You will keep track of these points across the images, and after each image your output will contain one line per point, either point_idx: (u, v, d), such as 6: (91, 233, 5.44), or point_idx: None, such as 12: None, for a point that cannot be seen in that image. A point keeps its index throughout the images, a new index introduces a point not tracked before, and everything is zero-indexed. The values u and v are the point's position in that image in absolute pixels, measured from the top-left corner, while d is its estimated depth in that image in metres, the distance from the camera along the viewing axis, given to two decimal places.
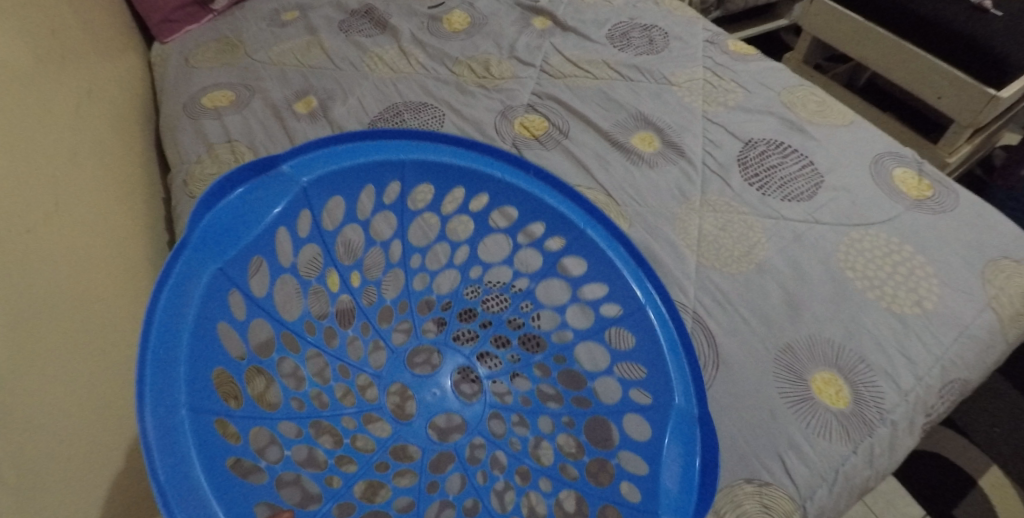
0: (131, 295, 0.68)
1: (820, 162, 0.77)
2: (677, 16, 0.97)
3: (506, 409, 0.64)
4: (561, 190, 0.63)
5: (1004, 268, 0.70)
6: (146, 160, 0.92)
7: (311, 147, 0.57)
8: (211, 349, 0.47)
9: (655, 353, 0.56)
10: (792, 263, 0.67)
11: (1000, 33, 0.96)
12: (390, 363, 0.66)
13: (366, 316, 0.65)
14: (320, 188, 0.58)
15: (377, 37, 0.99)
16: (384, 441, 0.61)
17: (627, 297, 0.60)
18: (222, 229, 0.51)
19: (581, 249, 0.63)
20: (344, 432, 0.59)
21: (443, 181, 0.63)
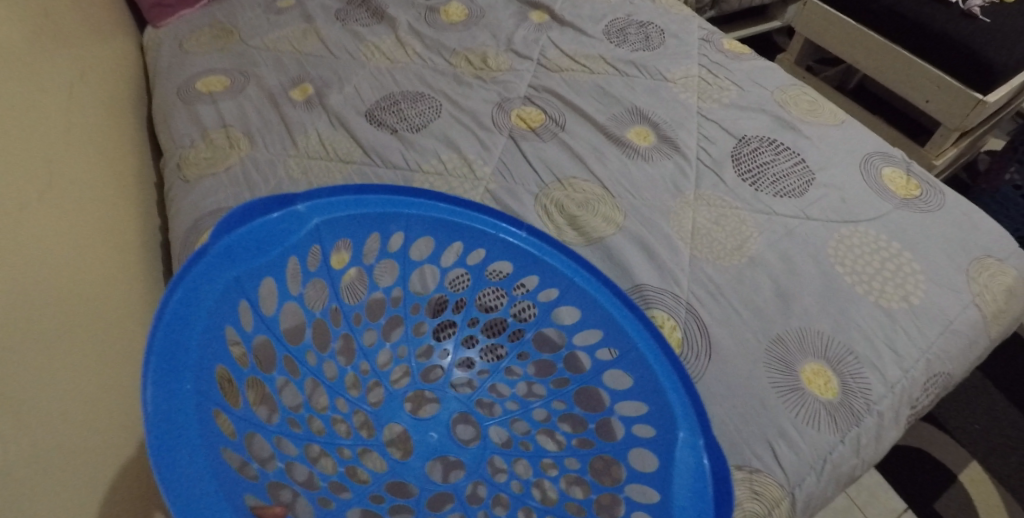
0: (123, 278, 0.68)
1: (812, 160, 0.78)
2: (673, 13, 0.98)
3: (506, 454, 0.60)
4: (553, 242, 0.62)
5: (987, 267, 0.72)
6: (138, 144, 0.91)
7: (323, 193, 0.58)
8: (218, 351, 0.48)
9: (650, 395, 0.54)
10: (784, 257, 0.68)
11: (988, 38, 0.99)
12: (387, 403, 0.63)
13: (366, 357, 0.62)
14: (327, 230, 0.58)
15: (374, 27, 0.99)
16: (381, 476, 0.57)
17: (621, 345, 0.58)
18: (235, 251, 0.52)
19: (573, 297, 0.61)
20: (339, 461, 0.56)
21: (443, 235, 0.62)
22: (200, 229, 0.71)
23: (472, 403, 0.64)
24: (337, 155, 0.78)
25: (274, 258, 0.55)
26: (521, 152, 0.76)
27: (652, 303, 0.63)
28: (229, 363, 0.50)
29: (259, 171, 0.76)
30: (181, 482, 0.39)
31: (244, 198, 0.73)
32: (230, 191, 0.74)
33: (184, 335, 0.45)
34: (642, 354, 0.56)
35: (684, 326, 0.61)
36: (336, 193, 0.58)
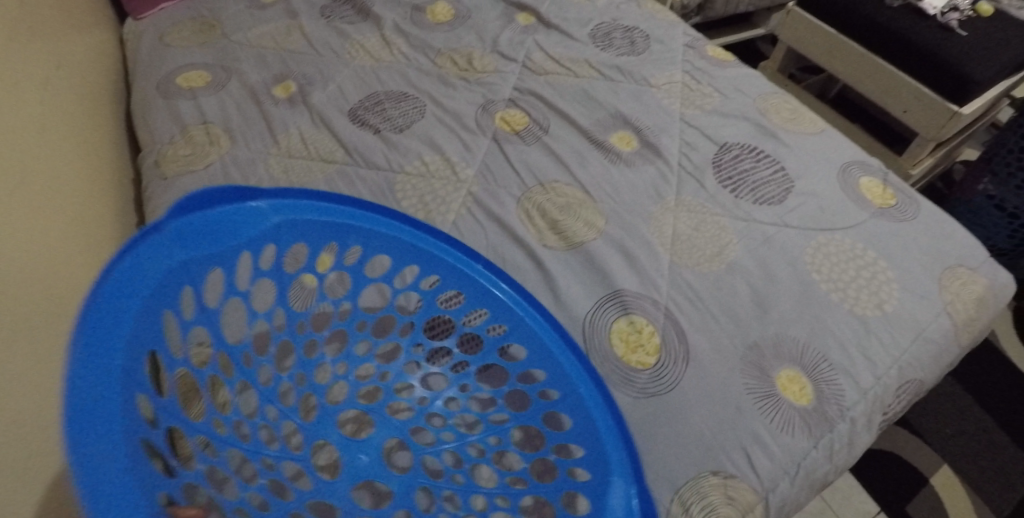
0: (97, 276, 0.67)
1: (791, 168, 0.79)
2: (658, 19, 0.99)
3: (436, 487, 0.55)
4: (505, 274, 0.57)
5: (959, 276, 0.74)
6: (115, 139, 0.89)
7: (296, 193, 0.54)
8: (152, 336, 0.44)
9: (588, 438, 0.50)
10: (762, 264, 0.69)
11: (964, 52, 1.02)
12: (320, 417, 0.58)
13: (304, 367, 0.58)
14: (288, 229, 0.54)
15: (359, 25, 0.98)
16: (304, 494, 0.52)
17: (563, 387, 0.53)
18: (190, 235, 0.49)
19: (519, 331, 0.56)
20: (260, 473, 0.51)
21: (402, 255, 0.57)
22: None
23: (406, 429, 0.59)
24: (318, 155, 0.77)
25: (225, 249, 0.51)
26: (504, 154, 0.75)
27: (631, 309, 0.63)
28: (161, 350, 0.45)
29: (240, 169, 0.76)
30: (99, 462, 0.35)
31: None
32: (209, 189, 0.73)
33: (117, 309, 0.41)
34: (583, 396, 0.52)
35: (663, 332, 0.62)
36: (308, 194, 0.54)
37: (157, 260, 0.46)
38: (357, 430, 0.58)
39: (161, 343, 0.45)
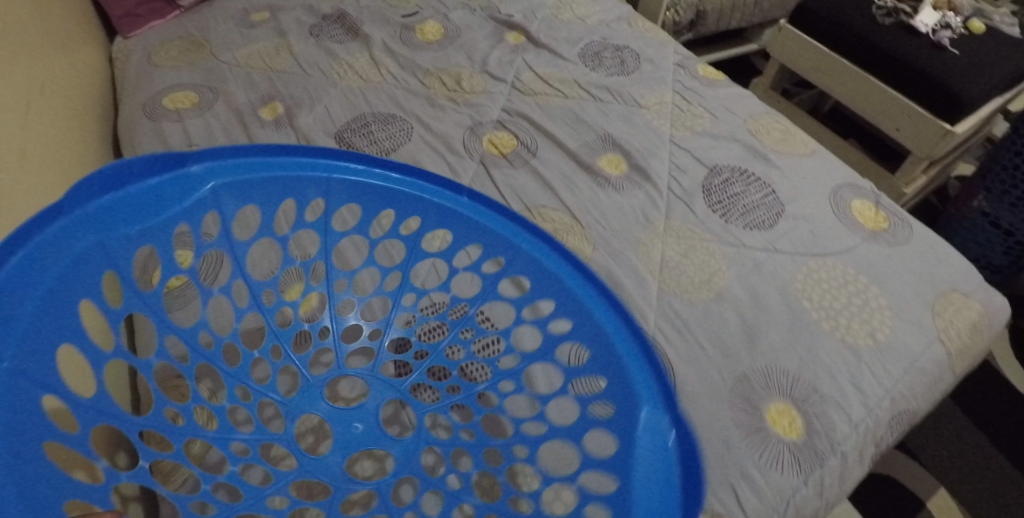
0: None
1: (782, 191, 0.78)
2: (649, 37, 0.98)
3: (444, 444, 0.58)
4: (505, 214, 0.59)
5: (952, 302, 0.73)
6: (101, 160, 0.89)
7: (228, 155, 0.54)
8: (65, 321, 0.43)
9: (604, 372, 0.52)
10: (751, 291, 0.68)
11: (956, 71, 1.02)
12: (304, 389, 0.61)
13: (276, 338, 0.61)
14: (226, 194, 0.54)
15: (348, 44, 0.98)
16: (285, 476, 0.55)
17: (577, 323, 0.55)
18: (115, 214, 0.48)
19: (524, 267, 0.58)
20: (231, 459, 0.53)
21: (378, 201, 0.60)
22: None
23: (406, 389, 0.62)
24: None
25: (155, 224, 0.50)
26: (492, 179, 0.75)
27: None
28: (80, 337, 0.44)
29: None
30: None
31: None
32: None
33: (18, 299, 0.40)
34: (601, 326, 0.53)
35: None
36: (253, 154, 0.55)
37: (76, 243, 0.45)
38: (340, 398, 0.62)
39: (76, 325, 0.44)
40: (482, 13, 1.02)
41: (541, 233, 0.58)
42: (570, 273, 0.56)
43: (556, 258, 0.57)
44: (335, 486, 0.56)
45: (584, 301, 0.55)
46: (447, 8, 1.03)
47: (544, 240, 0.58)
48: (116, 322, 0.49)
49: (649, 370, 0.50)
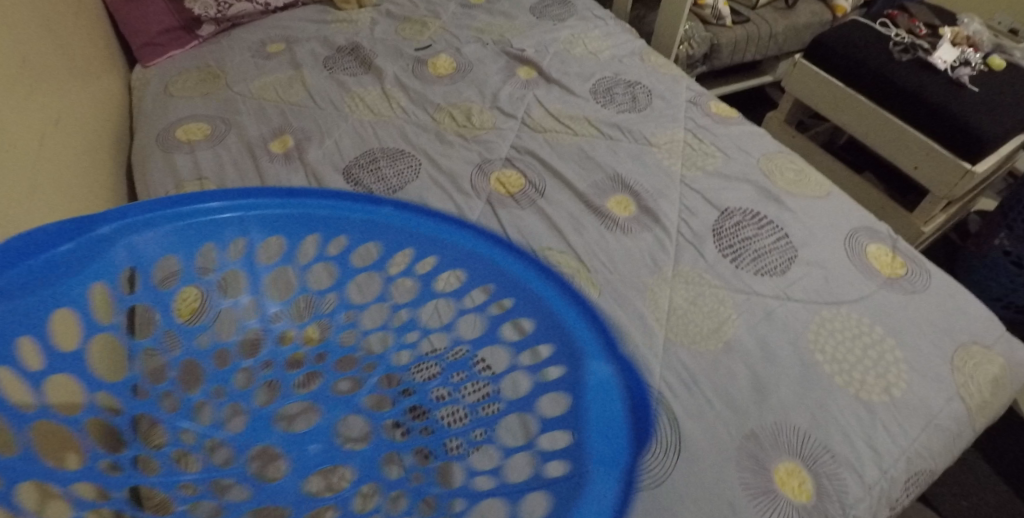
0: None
1: (796, 235, 0.76)
2: (662, 73, 0.98)
3: (403, 446, 0.54)
4: (423, 213, 0.54)
5: (973, 355, 0.70)
6: (115, 189, 0.91)
7: (135, 210, 0.51)
8: None
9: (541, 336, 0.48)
10: (761, 342, 0.66)
11: (976, 110, 1.00)
12: (253, 423, 0.56)
13: (219, 379, 0.58)
14: (143, 245, 0.51)
15: (361, 77, 0.99)
16: (239, 505, 0.51)
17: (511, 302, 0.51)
18: (24, 283, 0.44)
19: (453, 259, 0.54)
20: (179, 501, 0.50)
21: (305, 226, 0.55)
22: None
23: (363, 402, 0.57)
24: None
25: (71, 285, 0.47)
26: (498, 219, 0.74)
27: None
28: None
29: None
30: None
31: None
32: None
33: None
34: (535, 295, 0.49)
35: (653, 419, 0.59)
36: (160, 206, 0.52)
37: None
38: (295, 424, 0.56)
39: None
40: (495, 47, 1.02)
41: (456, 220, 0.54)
42: (494, 251, 0.52)
43: (479, 241, 0.53)
44: (293, 507, 0.51)
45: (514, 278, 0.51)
46: (461, 42, 1.04)
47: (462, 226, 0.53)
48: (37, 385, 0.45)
49: (587, 327, 0.46)
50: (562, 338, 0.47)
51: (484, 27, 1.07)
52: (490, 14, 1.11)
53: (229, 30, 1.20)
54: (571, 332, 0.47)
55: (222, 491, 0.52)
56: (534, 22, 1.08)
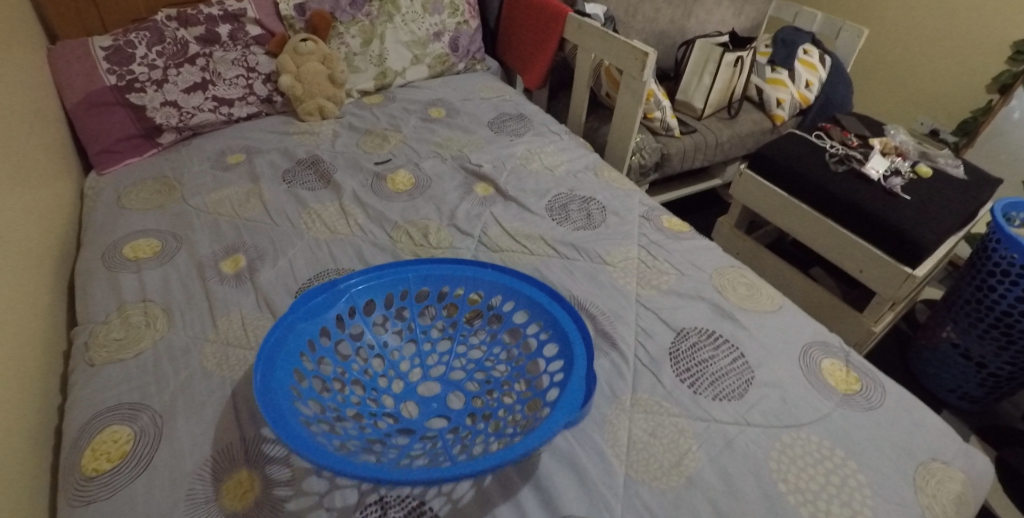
0: (14, 495, 0.64)
1: (751, 354, 0.77)
2: (615, 188, 1.02)
3: (426, 337, 0.77)
4: (496, 272, 0.76)
5: (935, 472, 0.68)
6: (55, 309, 0.88)
7: (360, 288, 0.74)
8: (280, 379, 0.62)
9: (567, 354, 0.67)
10: (723, 475, 0.64)
11: (909, 217, 1.07)
12: (344, 368, 0.71)
13: (322, 353, 0.70)
14: (314, 315, 0.70)
15: (320, 191, 1.02)
16: (325, 403, 0.65)
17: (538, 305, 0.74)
18: (268, 369, 0.62)
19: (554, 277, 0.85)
20: (334, 371, 0.70)
21: (415, 281, 0.76)
22: (95, 427, 0.68)
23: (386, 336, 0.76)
24: (255, 344, 0.77)
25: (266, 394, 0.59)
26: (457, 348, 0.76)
27: None
28: (296, 393, 0.63)
29: (172, 359, 0.75)
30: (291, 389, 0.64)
31: (149, 391, 0.72)
32: (135, 383, 0.72)
33: (268, 385, 0.60)
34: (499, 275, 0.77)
35: None
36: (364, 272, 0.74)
37: (290, 338, 0.67)
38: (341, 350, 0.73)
39: (288, 396, 0.61)
40: (453, 162, 1.07)
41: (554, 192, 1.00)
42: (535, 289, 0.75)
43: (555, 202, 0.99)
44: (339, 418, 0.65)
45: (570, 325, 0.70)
46: (420, 157, 1.09)
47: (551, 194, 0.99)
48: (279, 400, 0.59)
49: (587, 350, 0.66)
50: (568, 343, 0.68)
51: (444, 141, 1.13)
52: (450, 128, 1.17)
53: (190, 138, 1.20)
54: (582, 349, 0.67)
55: (234, 497, 0.62)
56: (491, 136, 1.14)
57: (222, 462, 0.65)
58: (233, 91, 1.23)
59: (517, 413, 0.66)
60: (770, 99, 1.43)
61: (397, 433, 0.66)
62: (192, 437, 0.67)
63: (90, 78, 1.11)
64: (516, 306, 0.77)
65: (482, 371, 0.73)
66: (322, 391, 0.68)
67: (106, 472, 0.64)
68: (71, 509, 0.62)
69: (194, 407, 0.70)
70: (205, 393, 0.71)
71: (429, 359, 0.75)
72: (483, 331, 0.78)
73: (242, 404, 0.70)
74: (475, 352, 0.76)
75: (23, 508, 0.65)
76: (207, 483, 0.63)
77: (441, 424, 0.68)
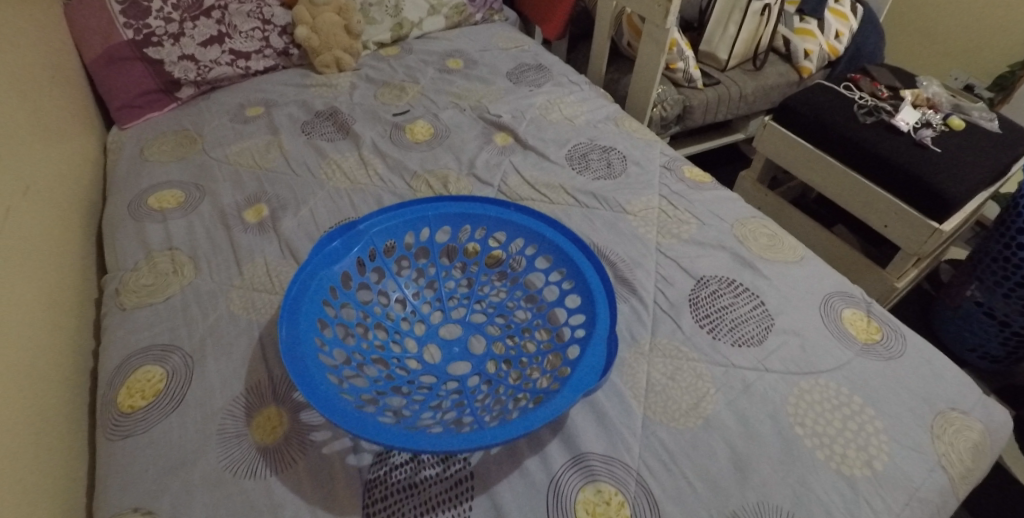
0: (55, 430, 0.68)
1: (771, 302, 0.76)
2: (636, 138, 1.00)
3: (446, 279, 0.78)
4: (520, 211, 0.77)
5: (953, 421, 0.67)
6: (84, 258, 0.90)
7: (379, 230, 0.75)
8: (305, 328, 0.64)
9: (590, 314, 0.68)
10: (740, 418, 0.65)
11: (938, 169, 1.04)
12: (367, 310, 0.72)
13: (345, 297, 0.71)
14: (335, 259, 0.71)
15: (339, 142, 1.02)
16: (349, 349, 0.67)
17: (560, 252, 0.74)
18: (293, 317, 0.63)
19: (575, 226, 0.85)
20: (358, 313, 0.72)
21: (436, 219, 0.78)
22: (129, 367, 0.71)
23: (407, 278, 0.77)
24: (280, 289, 0.79)
25: (292, 347, 0.60)
26: (476, 289, 0.77)
27: (598, 476, 0.60)
28: (321, 339, 0.65)
29: (199, 303, 0.77)
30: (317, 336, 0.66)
31: (179, 334, 0.74)
32: (165, 326, 0.75)
33: (293, 336, 0.61)
34: (519, 221, 0.77)
35: (633, 502, 0.58)
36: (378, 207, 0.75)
37: (313, 283, 0.68)
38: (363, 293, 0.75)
39: (312, 344, 0.62)
40: (472, 113, 1.06)
41: (572, 142, 0.99)
42: (556, 236, 0.75)
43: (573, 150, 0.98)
44: (364, 363, 0.67)
45: (590, 274, 0.70)
46: (438, 108, 1.08)
47: (569, 144, 0.98)
48: (305, 350, 0.61)
49: (612, 317, 0.66)
50: (593, 308, 0.67)
51: (462, 92, 1.12)
52: (468, 79, 1.15)
53: (208, 92, 1.19)
54: (606, 312, 0.67)
55: (267, 430, 0.65)
56: (510, 87, 1.12)
57: (253, 399, 0.67)
58: (249, 44, 1.22)
59: (538, 364, 0.68)
60: (797, 50, 1.38)
61: (420, 379, 0.68)
62: (222, 376, 0.69)
63: (108, 33, 1.11)
64: (535, 251, 0.77)
65: (502, 315, 0.74)
66: (345, 337, 0.69)
67: (141, 409, 0.66)
68: (110, 443, 0.65)
69: (223, 348, 0.72)
70: (233, 335, 0.73)
71: (450, 301, 0.77)
72: (501, 275, 0.79)
73: (269, 345, 0.72)
74: (496, 295, 0.77)
75: (63, 442, 0.68)
76: (237, 419, 0.65)
77: (463, 367, 0.69)
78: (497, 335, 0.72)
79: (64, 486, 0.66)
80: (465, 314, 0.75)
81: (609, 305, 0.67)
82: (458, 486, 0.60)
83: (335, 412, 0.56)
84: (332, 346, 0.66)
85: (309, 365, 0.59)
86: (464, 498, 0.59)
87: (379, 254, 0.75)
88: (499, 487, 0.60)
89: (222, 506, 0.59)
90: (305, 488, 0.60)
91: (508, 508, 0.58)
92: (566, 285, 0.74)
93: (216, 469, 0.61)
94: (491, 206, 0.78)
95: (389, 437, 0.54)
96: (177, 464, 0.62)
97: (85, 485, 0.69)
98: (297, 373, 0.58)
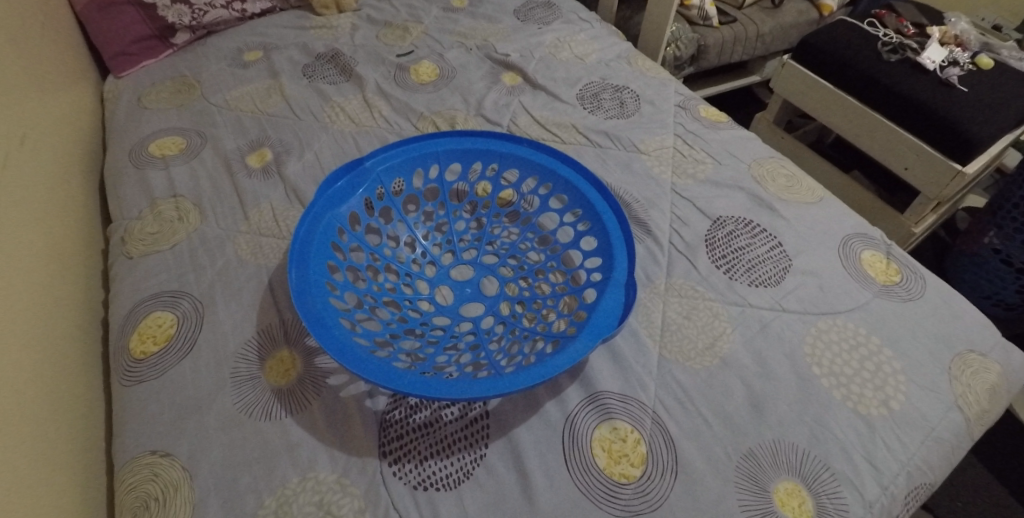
0: (69, 376, 0.67)
1: (789, 243, 0.74)
2: (649, 77, 0.96)
3: (457, 221, 0.76)
4: (534, 146, 0.75)
5: (972, 363, 0.66)
6: (88, 207, 0.88)
7: (387, 170, 0.73)
8: (314, 269, 0.63)
9: (607, 257, 0.66)
10: (757, 357, 0.64)
11: (966, 108, 1.00)
12: (376, 253, 0.71)
13: (354, 240, 0.70)
14: (342, 200, 0.69)
15: (342, 85, 0.99)
16: (360, 290, 0.66)
17: (575, 194, 0.72)
18: (303, 257, 0.62)
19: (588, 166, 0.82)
20: (368, 256, 0.70)
21: (446, 159, 0.76)
22: (139, 314, 0.70)
23: (416, 220, 0.75)
24: (288, 234, 0.78)
25: (303, 288, 0.59)
26: (488, 231, 0.76)
27: (614, 414, 0.60)
28: (331, 280, 0.64)
29: (206, 250, 0.76)
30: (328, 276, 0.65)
31: (187, 280, 0.73)
32: (173, 273, 0.74)
33: (304, 277, 0.61)
34: (532, 161, 0.75)
35: (649, 439, 0.58)
36: (387, 146, 0.73)
37: (321, 224, 0.66)
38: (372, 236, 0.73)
39: (322, 285, 0.61)
40: (479, 52, 1.02)
41: (583, 80, 0.95)
42: (570, 176, 0.73)
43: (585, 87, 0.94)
44: (376, 304, 0.66)
45: (605, 212, 0.69)
46: (443, 48, 1.04)
47: (580, 83, 0.95)
48: (317, 291, 0.60)
49: (629, 256, 0.65)
50: (610, 248, 0.66)
51: (468, 31, 1.07)
52: (474, 17, 1.10)
53: (204, 38, 1.15)
54: (624, 254, 0.65)
55: (281, 369, 0.65)
56: (518, 25, 1.08)
57: (266, 342, 0.67)
58: None
59: (553, 305, 0.67)
60: None
61: (432, 320, 0.67)
62: (233, 320, 0.69)
63: None
64: (549, 192, 0.75)
65: (514, 257, 0.73)
66: (356, 280, 0.68)
67: (153, 355, 0.66)
68: (124, 387, 0.65)
69: (233, 293, 0.71)
70: (243, 280, 0.73)
71: (461, 243, 0.75)
72: (513, 216, 0.77)
73: (278, 289, 0.72)
74: (507, 236, 0.75)
75: (78, 388, 0.69)
76: (251, 362, 0.65)
77: (477, 309, 0.68)
78: (509, 277, 0.71)
79: (81, 431, 0.66)
80: (477, 257, 0.73)
81: (626, 245, 0.66)
82: (474, 426, 0.60)
83: (349, 353, 0.55)
84: (343, 288, 0.65)
85: (319, 307, 0.58)
86: (480, 437, 0.60)
87: (387, 194, 0.73)
88: (514, 425, 0.60)
89: (238, 447, 0.59)
90: (320, 428, 0.60)
91: (523, 445, 0.58)
92: (581, 227, 0.72)
93: (231, 412, 0.61)
94: (501, 144, 0.76)
95: (406, 382, 0.54)
96: (192, 407, 0.62)
97: (104, 430, 0.70)
98: (309, 314, 0.58)
